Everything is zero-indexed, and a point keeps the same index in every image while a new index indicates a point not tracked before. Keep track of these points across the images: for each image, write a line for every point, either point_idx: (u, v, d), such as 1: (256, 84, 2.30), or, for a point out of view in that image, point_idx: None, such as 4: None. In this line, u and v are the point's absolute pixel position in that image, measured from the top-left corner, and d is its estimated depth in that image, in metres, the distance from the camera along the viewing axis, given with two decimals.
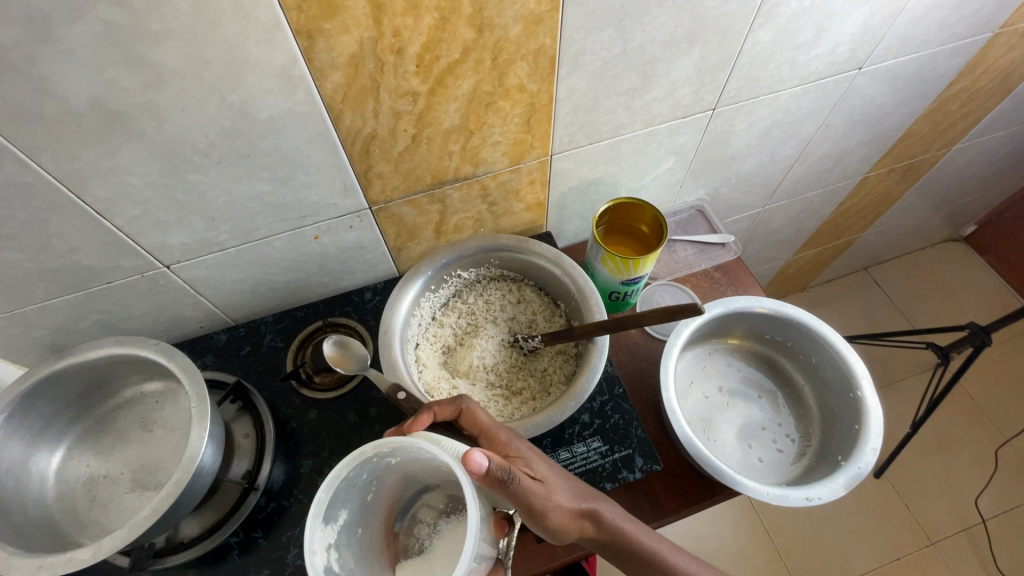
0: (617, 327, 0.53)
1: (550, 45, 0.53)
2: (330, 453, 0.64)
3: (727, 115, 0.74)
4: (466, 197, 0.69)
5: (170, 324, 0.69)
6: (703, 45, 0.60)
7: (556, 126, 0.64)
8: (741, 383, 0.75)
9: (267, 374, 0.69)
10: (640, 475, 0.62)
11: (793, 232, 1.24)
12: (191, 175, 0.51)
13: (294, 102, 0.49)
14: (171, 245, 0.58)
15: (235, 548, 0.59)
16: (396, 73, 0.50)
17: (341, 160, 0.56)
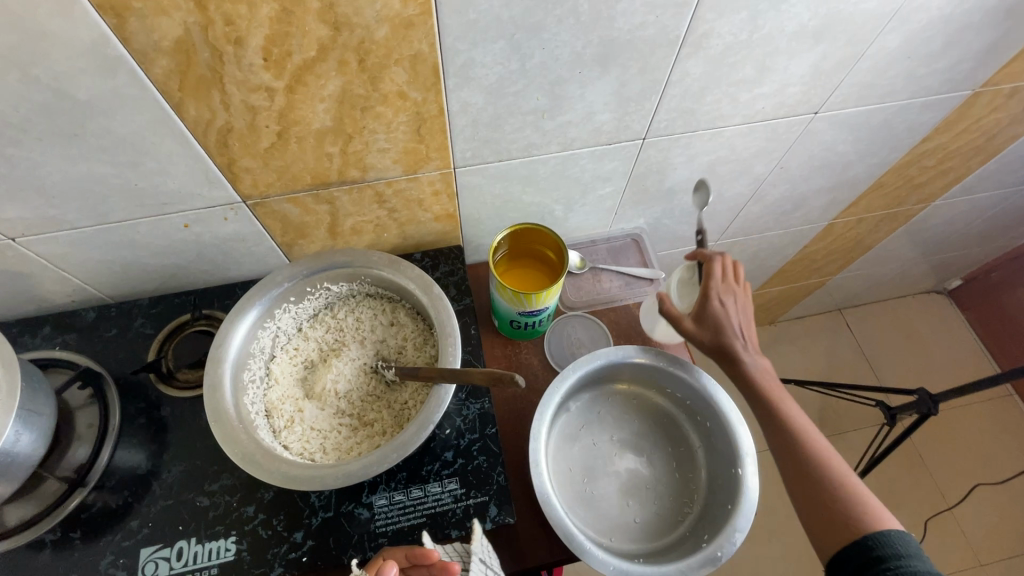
0: (452, 378, 0.50)
1: (429, 52, 0.47)
2: (173, 456, 0.61)
3: (660, 146, 0.67)
4: (359, 201, 0.63)
5: (30, 296, 0.65)
6: (620, 70, 0.54)
7: (454, 138, 0.58)
8: (634, 434, 0.70)
9: (127, 362, 0.65)
10: (491, 526, 0.58)
11: (754, 268, 1.17)
12: (10, 149, 0.46)
13: (120, 85, 0.43)
14: (9, 218, 0.54)
15: (49, 546, 0.56)
16: (240, 65, 0.44)
17: (195, 150, 0.51)
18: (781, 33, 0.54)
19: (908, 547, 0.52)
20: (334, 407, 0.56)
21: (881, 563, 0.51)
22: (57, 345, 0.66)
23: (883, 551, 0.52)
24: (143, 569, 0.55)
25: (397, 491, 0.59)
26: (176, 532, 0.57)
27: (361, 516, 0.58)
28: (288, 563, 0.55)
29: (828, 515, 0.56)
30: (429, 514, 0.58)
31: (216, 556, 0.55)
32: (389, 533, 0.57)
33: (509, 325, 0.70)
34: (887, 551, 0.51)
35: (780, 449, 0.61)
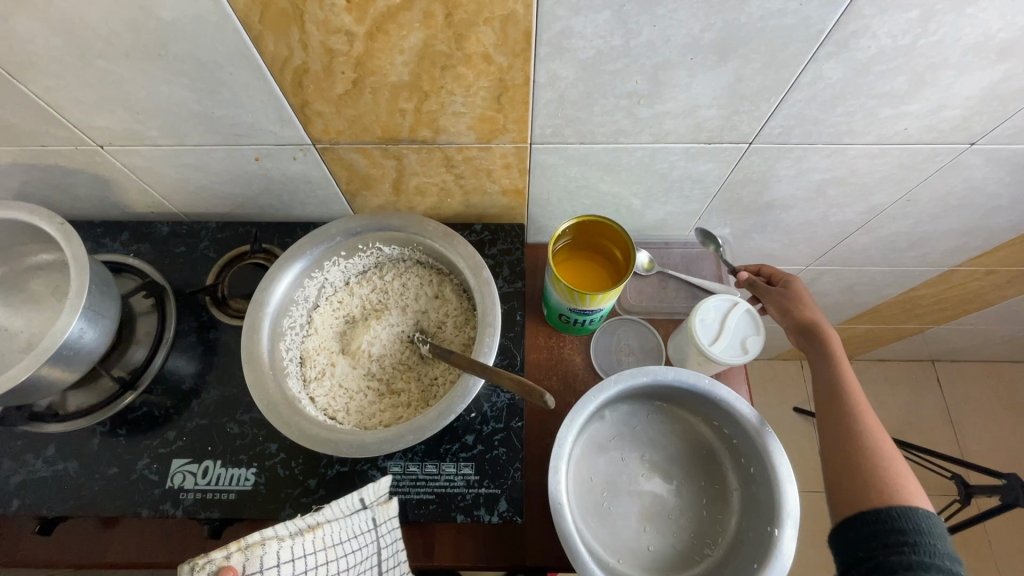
0: (481, 372, 0.47)
1: (523, 14, 0.42)
2: (214, 378, 0.63)
3: (767, 154, 0.59)
4: (427, 162, 0.61)
5: (115, 200, 0.68)
6: (740, 62, 0.46)
7: (535, 112, 0.53)
8: (666, 459, 0.65)
9: (188, 280, 0.68)
10: (497, 521, 0.56)
11: (844, 302, 1.05)
12: (99, 61, 0.47)
13: (203, 10, 0.42)
14: (99, 127, 0.56)
15: (98, 436, 0.60)
16: (321, 4, 0.41)
17: (270, 87, 0.50)
18: (955, 43, 0.44)
19: (940, 546, 0.45)
20: (365, 368, 0.55)
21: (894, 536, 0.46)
22: (132, 252, 0.69)
23: (900, 529, 0.46)
24: (172, 478, 0.58)
25: (412, 463, 0.58)
26: (205, 452, 0.59)
27: (373, 479, 0.58)
28: (298, 506, 0.57)
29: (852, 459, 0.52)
30: (439, 493, 0.57)
31: (236, 483, 0.58)
32: (397, 501, 0.57)
33: (557, 317, 0.67)
34: (911, 532, 0.46)
35: (829, 443, 0.54)
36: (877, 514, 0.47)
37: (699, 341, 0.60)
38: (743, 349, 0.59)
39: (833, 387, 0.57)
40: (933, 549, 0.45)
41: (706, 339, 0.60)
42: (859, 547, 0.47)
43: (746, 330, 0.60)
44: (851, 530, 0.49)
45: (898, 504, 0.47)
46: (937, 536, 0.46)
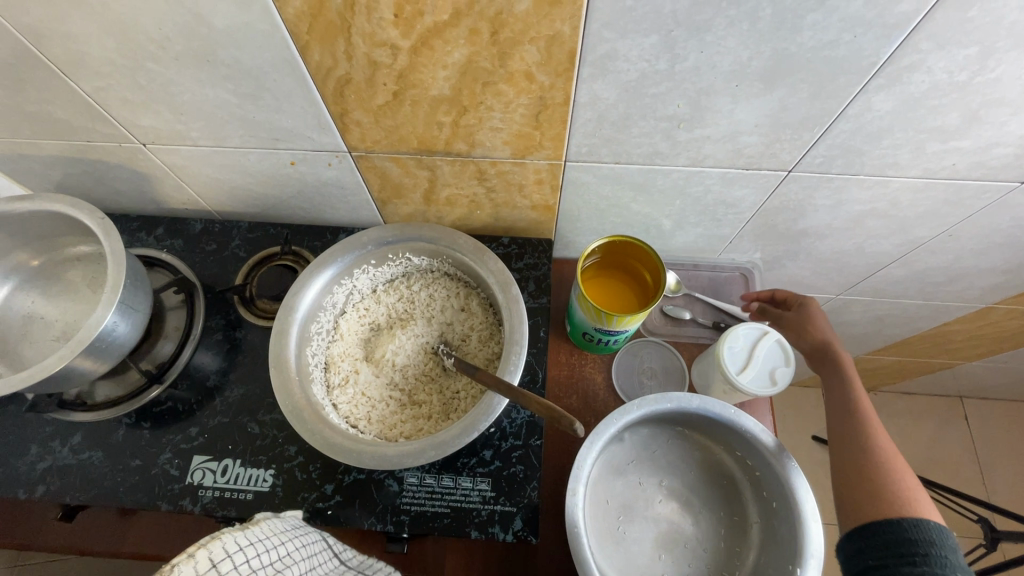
0: (506, 393, 0.46)
1: (569, 35, 0.42)
2: (238, 376, 0.64)
3: (806, 183, 0.58)
4: (460, 174, 0.61)
5: (154, 196, 0.70)
6: (787, 91, 0.45)
7: (573, 130, 0.52)
8: (686, 487, 0.64)
9: (219, 278, 0.69)
10: (511, 539, 0.55)
11: (872, 333, 1.02)
12: (149, 63, 0.48)
13: (255, 19, 0.42)
14: (143, 126, 0.57)
15: (123, 427, 0.61)
16: (369, 18, 0.41)
17: (313, 95, 0.50)
18: (1015, 81, 0.43)
19: (952, 560, 0.47)
20: (387, 377, 0.55)
21: (910, 550, 0.47)
22: (165, 247, 0.71)
23: (910, 541, 0.48)
24: (192, 474, 0.59)
25: (429, 474, 0.58)
26: (225, 450, 0.60)
27: (390, 488, 0.58)
28: (313, 510, 0.57)
29: (866, 471, 0.54)
30: (454, 507, 0.57)
31: (254, 483, 0.58)
32: (412, 513, 0.56)
33: (580, 335, 0.66)
34: (924, 544, 0.47)
35: (841, 453, 0.57)
36: (888, 529, 0.49)
37: (725, 369, 0.59)
38: (770, 381, 0.58)
39: (849, 407, 0.59)
40: (944, 563, 0.46)
41: (733, 367, 0.59)
42: (873, 557, 0.49)
43: (776, 361, 0.59)
44: (862, 541, 0.50)
45: (907, 516, 0.49)
46: (950, 551, 0.47)
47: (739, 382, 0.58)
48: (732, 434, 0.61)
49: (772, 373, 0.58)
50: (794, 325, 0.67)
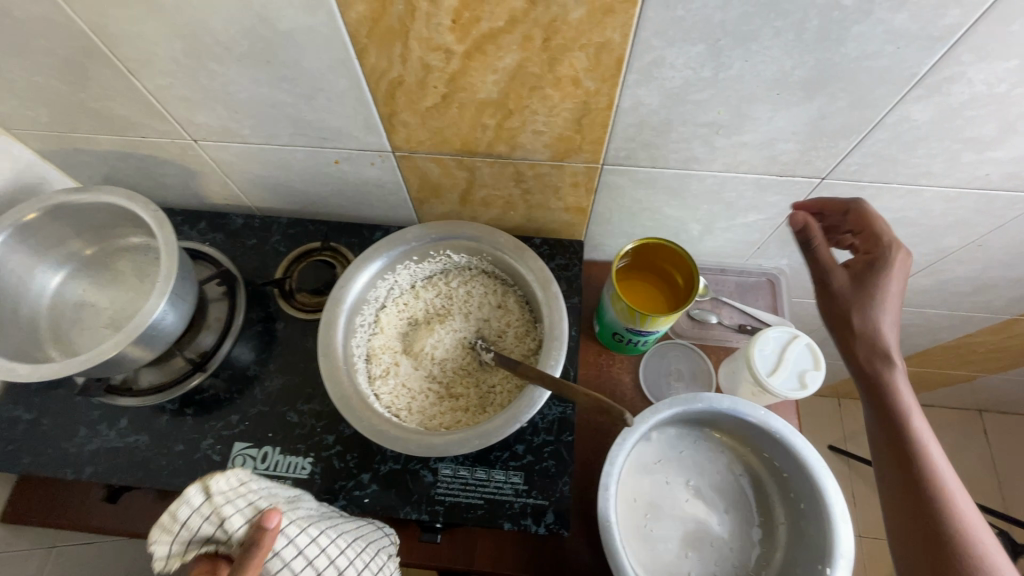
0: (554, 387, 0.48)
1: (618, 43, 0.43)
2: (277, 367, 0.66)
3: (839, 191, 0.59)
4: (498, 175, 0.63)
5: (198, 191, 0.72)
6: (827, 100, 0.47)
7: (613, 135, 0.54)
8: (713, 487, 0.65)
9: (259, 271, 0.72)
10: (543, 532, 0.57)
11: (894, 343, 1.02)
12: (212, 63, 0.50)
13: (318, 22, 0.44)
14: (197, 123, 0.59)
15: (167, 414, 0.64)
16: (428, 23, 0.43)
17: (364, 96, 0.52)
18: None
19: None
20: (426, 370, 0.57)
21: None
22: (208, 241, 0.73)
23: None
24: (233, 460, 0.61)
25: (463, 467, 0.60)
26: (265, 437, 0.62)
27: (425, 479, 0.59)
28: (351, 498, 0.58)
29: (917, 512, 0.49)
30: (488, 499, 0.58)
31: (293, 470, 0.60)
32: (446, 503, 0.58)
33: (610, 336, 0.67)
34: None
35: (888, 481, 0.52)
36: None
37: (754, 371, 0.60)
38: (800, 384, 0.59)
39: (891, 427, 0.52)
40: None
41: (763, 369, 0.60)
42: None
43: (806, 364, 0.60)
44: None
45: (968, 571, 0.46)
46: None
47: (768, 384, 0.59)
48: (762, 436, 0.62)
49: (801, 376, 0.59)
50: (844, 322, 0.53)
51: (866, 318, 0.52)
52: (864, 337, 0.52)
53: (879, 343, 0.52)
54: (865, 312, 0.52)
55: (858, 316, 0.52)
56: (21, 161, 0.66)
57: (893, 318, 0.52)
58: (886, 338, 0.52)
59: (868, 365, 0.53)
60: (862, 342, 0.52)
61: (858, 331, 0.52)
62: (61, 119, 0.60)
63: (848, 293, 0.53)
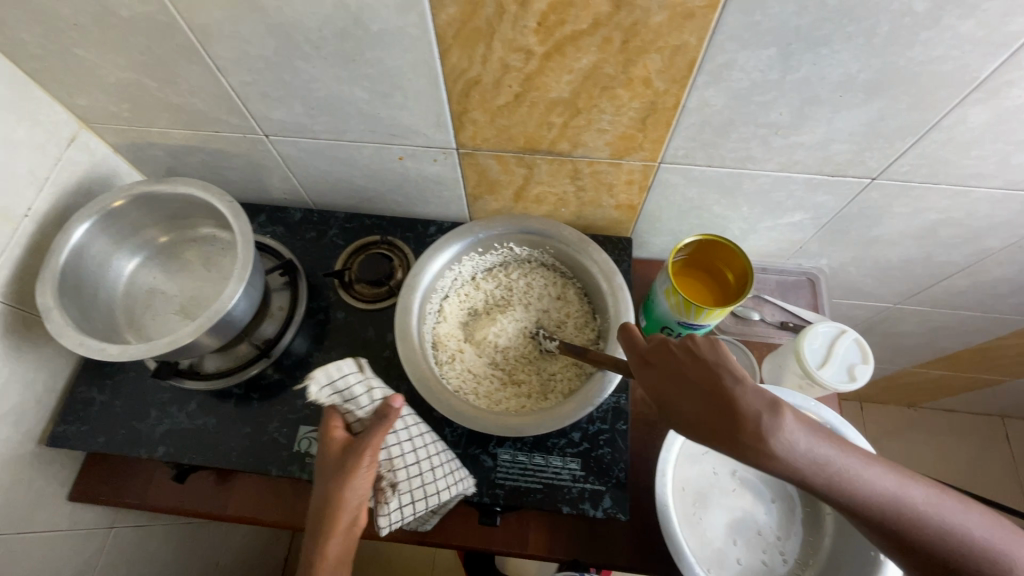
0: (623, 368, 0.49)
1: (694, 45, 0.46)
2: (338, 355, 0.68)
3: (888, 191, 0.61)
4: (556, 172, 0.65)
5: (260, 186, 0.75)
6: (888, 102, 0.49)
7: (674, 134, 0.56)
8: (758, 479, 0.68)
9: (319, 263, 0.74)
10: (600, 516, 0.59)
11: (923, 345, 1.04)
12: (299, 61, 0.53)
13: (409, 23, 0.47)
14: (272, 119, 0.62)
15: (233, 398, 0.66)
16: (514, 26, 0.46)
17: (440, 94, 0.55)
18: None
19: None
20: (490, 357, 0.60)
21: None
22: (268, 234, 0.76)
23: None
24: (299, 442, 0.63)
25: (521, 452, 0.62)
26: None
27: (485, 463, 0.61)
28: None
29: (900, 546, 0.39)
30: (546, 483, 0.61)
31: None
32: (507, 487, 0.61)
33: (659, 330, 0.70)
34: None
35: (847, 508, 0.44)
36: None
37: (805, 361, 0.62)
38: (850, 376, 0.61)
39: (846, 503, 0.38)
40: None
41: (814, 359, 0.62)
42: None
43: (855, 358, 0.62)
44: None
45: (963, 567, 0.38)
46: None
47: (819, 375, 0.61)
48: None
49: (852, 368, 0.61)
50: (723, 426, 0.37)
51: (743, 419, 0.36)
52: (676, 365, 0.42)
53: (785, 432, 0.36)
54: (737, 402, 0.37)
55: (711, 363, 0.40)
56: (96, 154, 0.68)
57: (765, 397, 0.37)
58: (771, 419, 0.36)
59: (786, 463, 0.36)
60: (779, 451, 0.35)
61: (743, 437, 0.36)
62: (140, 114, 0.63)
63: (745, 397, 0.37)
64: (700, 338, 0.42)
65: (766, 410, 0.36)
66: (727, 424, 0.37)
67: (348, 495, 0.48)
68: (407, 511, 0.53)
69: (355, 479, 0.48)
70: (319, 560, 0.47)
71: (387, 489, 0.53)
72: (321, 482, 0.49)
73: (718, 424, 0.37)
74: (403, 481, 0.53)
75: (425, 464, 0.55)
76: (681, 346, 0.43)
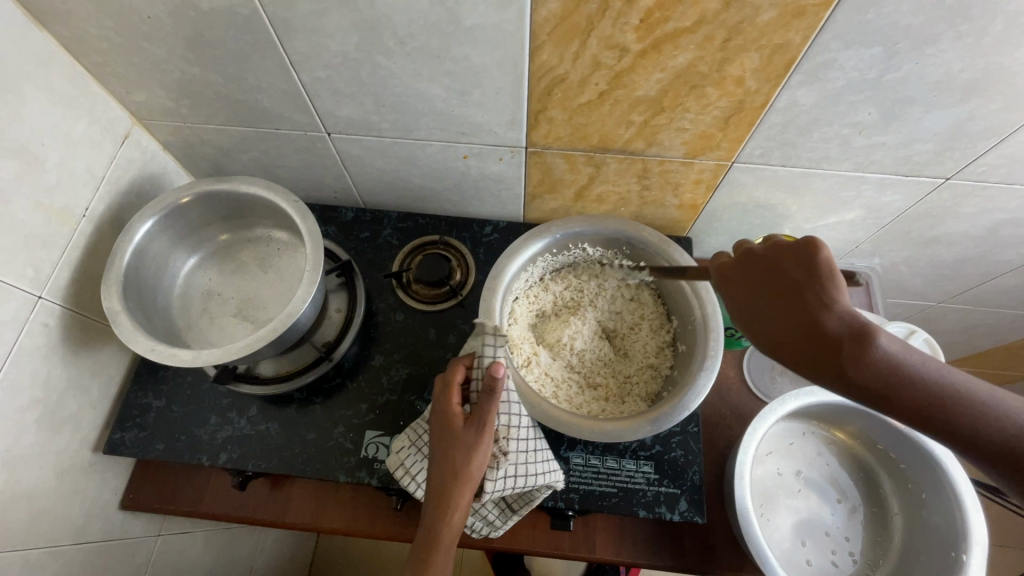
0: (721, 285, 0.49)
1: (797, 44, 0.45)
2: (400, 358, 0.67)
3: (959, 191, 0.61)
4: (623, 171, 0.64)
5: (312, 185, 0.73)
6: (982, 102, 0.49)
7: (755, 133, 0.56)
8: (824, 479, 0.67)
9: (374, 265, 0.73)
10: (676, 520, 0.59)
11: (958, 342, 1.05)
12: (380, 57, 0.51)
13: (505, 19, 0.46)
14: (338, 116, 0.60)
15: (295, 403, 0.65)
16: (615, 22, 0.45)
17: (521, 92, 0.54)
18: None
19: None
20: (565, 360, 0.59)
21: None
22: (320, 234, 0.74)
23: None
24: (365, 448, 0.62)
25: (594, 456, 0.61)
26: (396, 426, 0.63)
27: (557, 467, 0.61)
28: None
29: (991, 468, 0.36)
30: (620, 487, 0.60)
31: None
32: (581, 491, 0.60)
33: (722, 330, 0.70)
34: None
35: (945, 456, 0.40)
36: None
37: None
38: None
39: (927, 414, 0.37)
40: None
41: None
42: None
43: None
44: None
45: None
46: None
47: None
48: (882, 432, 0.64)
49: None
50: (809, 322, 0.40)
51: (822, 315, 0.39)
52: (774, 270, 0.44)
53: (866, 328, 0.38)
54: (821, 305, 0.40)
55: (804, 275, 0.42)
56: (147, 151, 0.66)
57: (847, 303, 0.39)
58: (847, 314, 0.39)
59: (866, 356, 0.37)
60: (857, 362, 0.37)
61: (822, 328, 0.39)
62: (198, 111, 0.61)
63: (823, 298, 0.40)
64: (801, 247, 0.43)
65: (846, 339, 0.38)
66: (817, 336, 0.39)
67: (469, 464, 0.47)
68: (514, 483, 0.50)
69: (477, 451, 0.47)
70: (440, 530, 0.46)
71: (495, 458, 0.50)
72: (436, 454, 0.48)
73: (801, 341, 0.40)
74: (512, 452, 0.51)
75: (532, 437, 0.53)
76: (787, 263, 0.43)
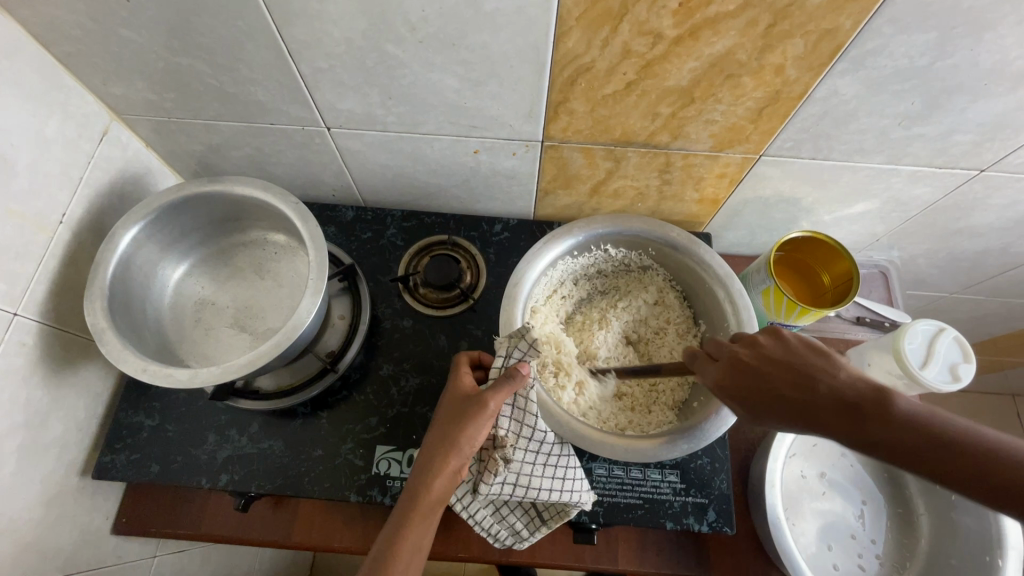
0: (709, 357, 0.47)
1: (846, 30, 0.42)
2: (410, 366, 0.63)
3: (992, 182, 0.59)
4: (644, 165, 0.61)
5: (308, 182, 0.69)
6: None
7: (788, 125, 0.53)
8: (848, 480, 0.66)
9: (378, 268, 0.69)
10: (705, 530, 0.57)
11: (965, 330, 1.05)
12: (388, 45, 0.47)
13: (530, 3, 0.41)
14: (339, 110, 0.55)
15: (299, 417, 0.61)
16: (652, 6, 0.41)
17: (542, 82, 0.49)
18: None
19: None
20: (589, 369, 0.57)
21: None
22: None
23: None
24: (377, 464, 0.58)
25: (617, 466, 0.59)
26: (409, 440, 0.60)
27: None
28: None
29: None
30: (646, 498, 0.57)
31: None
32: (605, 503, 0.57)
33: None
34: None
35: None
36: None
37: (905, 358, 0.60)
38: (954, 377, 0.59)
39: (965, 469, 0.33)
40: None
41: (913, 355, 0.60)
42: None
43: (957, 356, 0.60)
44: None
45: None
46: None
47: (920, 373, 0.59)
48: None
49: (955, 367, 0.59)
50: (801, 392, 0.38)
51: (812, 384, 0.38)
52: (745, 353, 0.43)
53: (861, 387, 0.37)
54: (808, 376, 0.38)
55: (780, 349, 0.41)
56: (127, 149, 0.60)
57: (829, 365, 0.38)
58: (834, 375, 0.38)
59: (870, 416, 0.35)
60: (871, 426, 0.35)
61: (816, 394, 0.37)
62: (183, 104, 0.56)
63: (806, 365, 0.39)
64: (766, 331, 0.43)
65: (868, 402, 0.36)
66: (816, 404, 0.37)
67: (464, 438, 0.46)
68: (510, 490, 0.51)
69: (473, 423, 0.46)
70: (423, 492, 0.45)
71: (497, 463, 0.49)
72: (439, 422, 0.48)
73: (816, 406, 0.37)
74: (516, 461, 0.50)
75: (543, 453, 0.51)
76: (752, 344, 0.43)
